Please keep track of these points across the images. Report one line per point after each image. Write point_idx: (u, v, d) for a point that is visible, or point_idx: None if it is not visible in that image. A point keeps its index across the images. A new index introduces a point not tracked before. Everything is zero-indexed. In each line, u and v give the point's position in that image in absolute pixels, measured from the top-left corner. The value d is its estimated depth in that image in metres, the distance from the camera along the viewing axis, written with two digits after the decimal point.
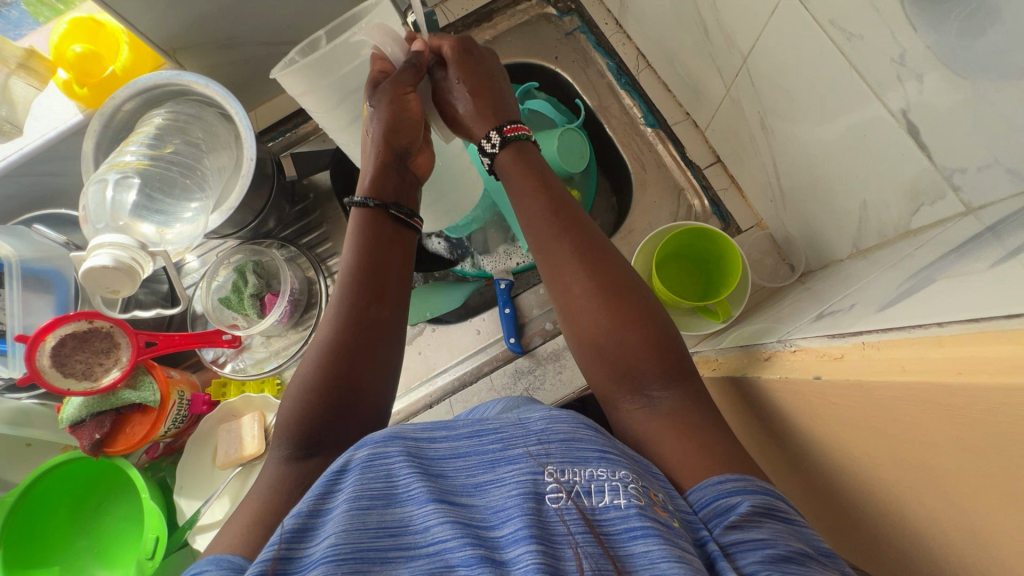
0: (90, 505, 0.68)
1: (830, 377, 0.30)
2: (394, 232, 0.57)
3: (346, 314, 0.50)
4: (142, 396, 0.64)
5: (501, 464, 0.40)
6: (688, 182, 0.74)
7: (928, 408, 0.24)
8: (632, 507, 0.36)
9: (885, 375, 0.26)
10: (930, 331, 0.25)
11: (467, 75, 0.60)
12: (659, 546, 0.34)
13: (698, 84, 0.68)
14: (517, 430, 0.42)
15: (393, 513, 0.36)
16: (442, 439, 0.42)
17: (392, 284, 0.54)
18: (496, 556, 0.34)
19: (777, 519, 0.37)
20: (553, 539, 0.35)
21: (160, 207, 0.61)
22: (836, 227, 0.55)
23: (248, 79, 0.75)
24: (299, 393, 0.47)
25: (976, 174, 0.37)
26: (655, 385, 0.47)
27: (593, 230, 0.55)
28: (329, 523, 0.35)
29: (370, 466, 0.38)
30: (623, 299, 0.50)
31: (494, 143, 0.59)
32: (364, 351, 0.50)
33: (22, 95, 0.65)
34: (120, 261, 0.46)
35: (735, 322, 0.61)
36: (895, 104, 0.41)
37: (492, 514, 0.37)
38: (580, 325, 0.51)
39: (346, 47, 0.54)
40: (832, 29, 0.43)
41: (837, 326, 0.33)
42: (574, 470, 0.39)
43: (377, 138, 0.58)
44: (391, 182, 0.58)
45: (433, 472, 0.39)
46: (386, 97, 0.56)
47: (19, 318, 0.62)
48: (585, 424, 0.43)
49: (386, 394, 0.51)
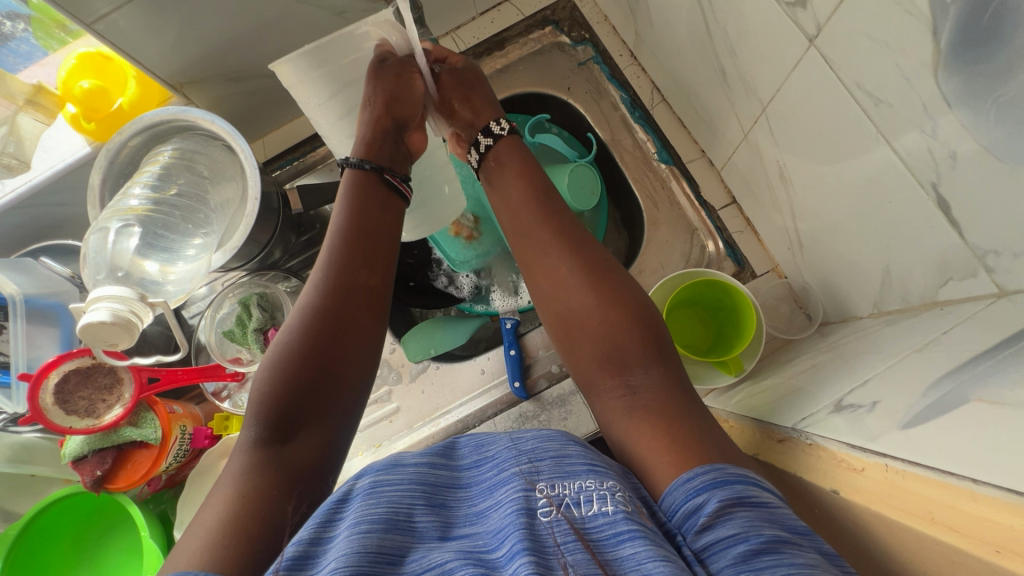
0: (89, 538, 0.67)
1: (851, 496, 0.29)
2: (386, 197, 0.56)
3: (333, 281, 0.50)
4: (143, 433, 0.63)
5: (497, 488, 0.40)
6: (702, 223, 0.72)
7: (968, 561, 0.22)
8: (619, 512, 0.36)
9: (912, 516, 0.25)
10: (965, 483, 0.23)
11: (474, 71, 0.63)
12: (646, 547, 0.33)
13: (715, 123, 0.65)
14: (511, 452, 0.43)
15: (393, 538, 0.35)
16: (440, 467, 0.43)
17: (380, 259, 0.53)
18: (494, 575, 0.33)
19: (749, 509, 0.34)
20: (545, 551, 0.34)
21: (165, 245, 0.61)
22: (857, 286, 0.52)
23: (255, 110, 0.74)
24: (274, 357, 0.46)
25: (1012, 260, 0.35)
26: (639, 371, 0.46)
27: (575, 223, 0.55)
28: (331, 550, 0.34)
29: (371, 493, 0.38)
30: (607, 277, 0.51)
31: (504, 127, 0.60)
32: (348, 326, 0.49)
33: (29, 130, 0.65)
34: (118, 316, 0.46)
35: (747, 377, 0.59)
36: (925, 176, 0.39)
37: (491, 538, 0.36)
38: (565, 301, 0.51)
39: (350, 39, 0.55)
40: (859, 93, 0.41)
41: (860, 433, 0.31)
42: (564, 484, 0.38)
43: (379, 105, 0.57)
44: (385, 149, 0.57)
45: (434, 502, 0.39)
46: (392, 74, 0.57)
47: (23, 354, 0.62)
48: (573, 441, 0.44)
49: (365, 377, 0.49)
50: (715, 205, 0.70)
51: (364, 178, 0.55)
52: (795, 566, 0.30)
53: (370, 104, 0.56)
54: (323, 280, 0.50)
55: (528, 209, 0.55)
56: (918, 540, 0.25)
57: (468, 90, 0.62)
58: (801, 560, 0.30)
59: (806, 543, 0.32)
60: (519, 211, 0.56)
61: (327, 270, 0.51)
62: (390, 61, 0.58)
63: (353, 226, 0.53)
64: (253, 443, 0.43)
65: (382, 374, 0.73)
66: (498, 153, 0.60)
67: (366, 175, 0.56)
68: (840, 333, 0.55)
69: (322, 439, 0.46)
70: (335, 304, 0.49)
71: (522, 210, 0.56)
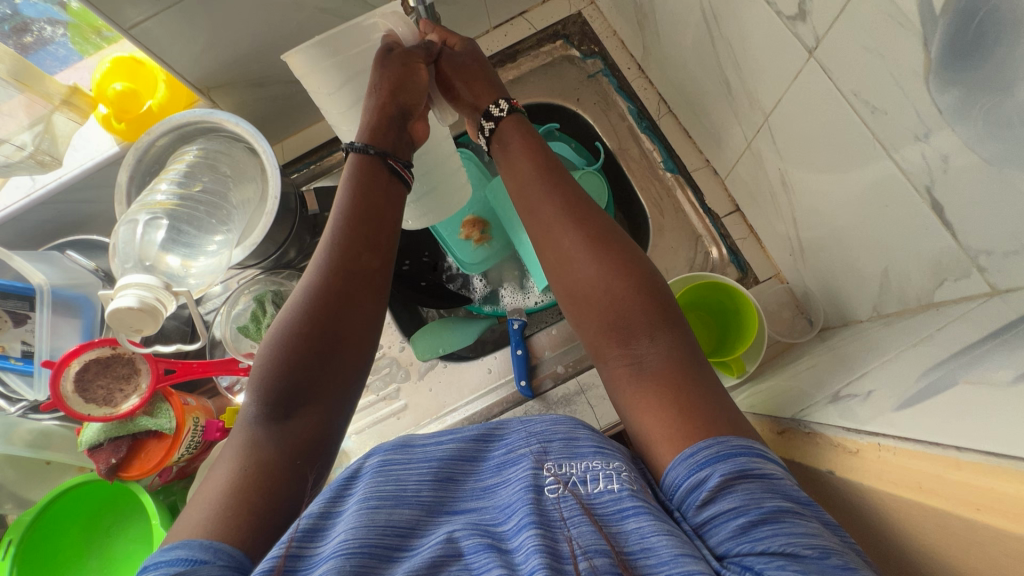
0: (100, 528, 0.68)
1: (848, 476, 0.30)
2: (388, 183, 0.56)
3: (339, 256, 0.50)
4: (158, 423, 0.65)
5: (506, 467, 0.42)
6: (706, 230, 0.74)
7: (956, 533, 0.24)
8: (625, 490, 0.37)
9: (899, 487, 0.26)
10: (949, 452, 0.24)
11: (475, 60, 0.64)
12: (649, 522, 0.34)
13: (719, 133, 0.68)
14: (522, 434, 0.44)
15: (402, 513, 0.37)
16: (448, 441, 0.44)
17: (385, 236, 0.54)
18: (500, 545, 0.35)
19: (748, 479, 0.35)
20: (551, 524, 0.35)
21: (184, 241, 0.64)
22: (856, 289, 0.54)
23: (276, 115, 0.77)
24: (281, 325, 0.47)
25: (1003, 259, 0.36)
26: (644, 339, 0.46)
27: (581, 193, 0.56)
28: (340, 523, 0.36)
29: (380, 471, 0.40)
30: (610, 248, 0.51)
31: (501, 108, 0.62)
32: (353, 301, 0.49)
33: (64, 130, 0.68)
34: (145, 302, 0.48)
35: (750, 378, 0.61)
36: (919, 179, 0.40)
37: (499, 513, 0.38)
38: (569, 275, 0.52)
39: (360, 29, 0.57)
40: (856, 101, 0.43)
41: (853, 419, 0.32)
42: (571, 464, 0.40)
43: (384, 92, 0.57)
44: (391, 136, 0.58)
45: (442, 477, 0.41)
46: (397, 63, 0.58)
47: (47, 343, 0.64)
48: (582, 425, 0.45)
49: (368, 347, 0.50)
50: (719, 212, 0.72)
51: (370, 163, 0.56)
52: (794, 536, 0.32)
53: (375, 92, 0.57)
54: (323, 257, 0.50)
55: (531, 171, 0.57)
56: (910, 513, 0.27)
57: (468, 76, 0.64)
58: (802, 529, 0.32)
59: (806, 512, 0.34)
60: (529, 188, 0.57)
61: (327, 253, 0.51)
62: (396, 52, 0.59)
63: (355, 208, 0.53)
64: (254, 421, 0.45)
65: (391, 372, 0.75)
66: (501, 134, 0.62)
67: (369, 159, 0.56)
68: (840, 336, 0.56)
69: (320, 412, 0.46)
70: (341, 277, 0.49)
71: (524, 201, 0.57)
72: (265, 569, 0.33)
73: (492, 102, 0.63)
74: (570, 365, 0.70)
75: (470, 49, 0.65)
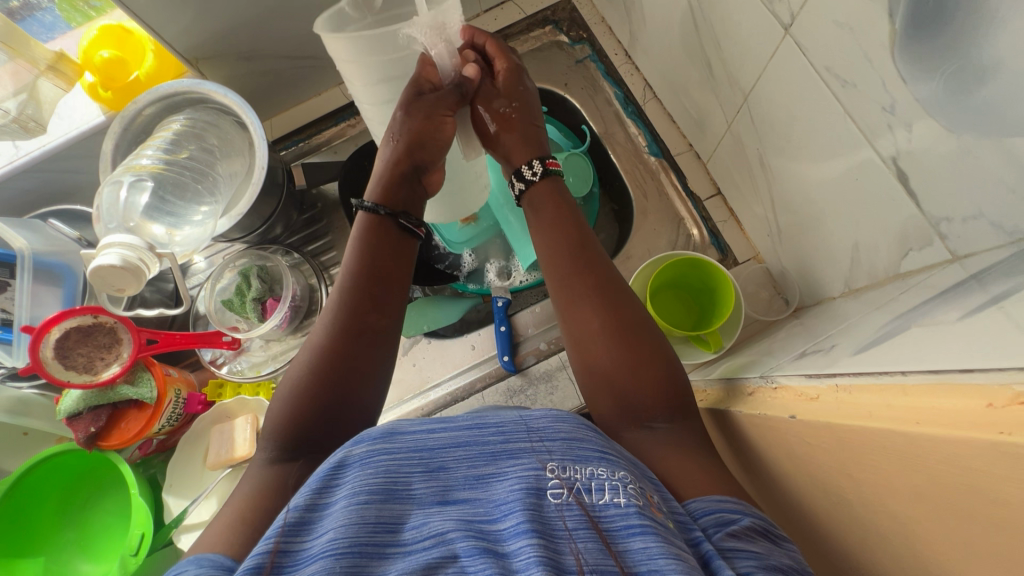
0: (77, 500, 0.68)
1: (806, 418, 0.30)
2: (400, 238, 0.57)
3: (344, 319, 0.50)
4: (139, 392, 0.65)
5: (501, 458, 0.38)
6: (688, 213, 0.75)
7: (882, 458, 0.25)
8: (632, 505, 0.34)
9: (849, 419, 0.26)
10: (896, 379, 0.25)
11: (512, 108, 0.61)
12: (656, 544, 0.32)
13: (702, 117, 0.69)
14: (520, 427, 0.40)
15: (392, 508, 0.34)
16: (440, 430, 0.39)
17: (395, 294, 0.54)
18: (496, 549, 0.32)
19: (772, 539, 0.35)
20: (553, 534, 0.33)
21: (169, 210, 0.63)
22: (830, 265, 0.55)
23: (266, 90, 0.77)
24: (289, 394, 0.48)
25: (962, 225, 0.38)
26: (659, 420, 0.45)
27: (593, 245, 0.55)
28: (328, 517, 0.33)
29: (368, 461, 0.36)
30: (629, 322, 0.49)
31: (534, 171, 0.58)
32: (357, 376, 0.49)
33: (49, 95, 0.67)
34: (128, 261, 0.48)
35: (726, 353, 0.62)
36: (886, 150, 0.42)
37: (494, 508, 0.35)
38: (584, 348, 0.50)
39: (394, 38, 0.53)
40: (828, 76, 0.44)
41: (814, 369, 0.33)
42: (576, 468, 0.37)
43: (401, 147, 0.57)
44: (402, 192, 0.58)
45: (433, 466, 0.37)
46: (421, 114, 0.56)
47: (27, 309, 0.63)
48: (586, 424, 0.42)
49: (376, 404, 0.50)
50: (701, 195, 0.74)
51: (380, 223, 0.56)
52: None
53: (393, 144, 0.57)
54: (332, 321, 0.50)
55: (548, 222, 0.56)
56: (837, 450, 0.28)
57: (504, 121, 0.60)
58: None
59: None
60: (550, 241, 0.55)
61: (335, 314, 0.51)
62: (426, 97, 0.57)
63: (363, 266, 0.53)
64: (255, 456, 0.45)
65: None
66: (532, 198, 0.59)
67: (381, 219, 0.56)
68: (813, 313, 0.58)
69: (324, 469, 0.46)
70: (344, 342, 0.49)
71: (549, 270, 0.55)
72: (250, 569, 0.30)
73: (525, 160, 0.59)
74: (552, 342, 0.71)
75: (509, 92, 0.61)
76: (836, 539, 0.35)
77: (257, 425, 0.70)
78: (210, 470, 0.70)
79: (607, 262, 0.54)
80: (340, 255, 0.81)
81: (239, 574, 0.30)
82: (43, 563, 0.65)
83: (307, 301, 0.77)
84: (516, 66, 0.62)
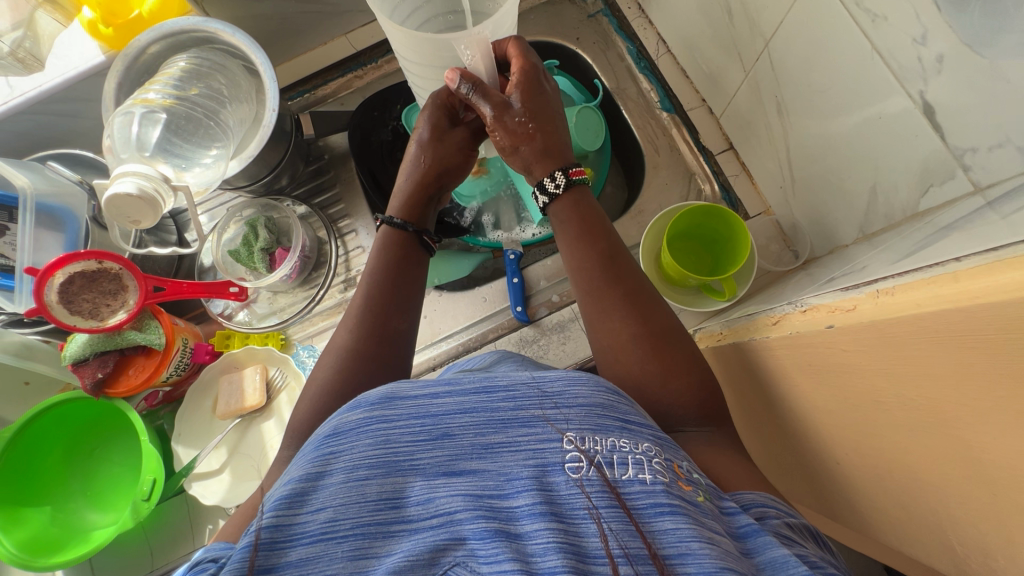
0: (84, 450, 0.68)
1: (843, 323, 0.32)
2: (417, 254, 0.57)
3: (368, 326, 0.51)
4: (148, 338, 0.63)
5: (512, 426, 0.35)
6: (700, 167, 0.76)
7: (925, 350, 0.26)
8: (658, 483, 0.33)
9: (899, 312, 0.27)
10: (949, 268, 0.25)
11: (529, 118, 0.54)
12: (687, 525, 0.31)
13: (716, 71, 0.69)
14: (532, 391, 0.37)
15: (392, 482, 0.32)
16: (444, 395, 0.36)
17: (413, 300, 0.54)
18: (509, 529, 0.31)
19: (814, 538, 0.35)
20: (570, 514, 0.32)
21: (178, 152, 0.61)
22: (845, 212, 0.56)
23: (272, 35, 0.75)
24: (321, 387, 0.47)
25: (987, 154, 0.39)
26: (692, 424, 0.45)
27: (612, 239, 0.54)
28: (327, 490, 0.31)
29: (366, 431, 0.33)
30: (658, 333, 0.48)
31: (558, 184, 0.54)
32: (384, 348, 0.50)
33: (47, 30, 0.65)
34: (143, 191, 0.48)
35: (737, 303, 0.63)
36: (916, 90, 0.42)
37: (505, 483, 0.33)
38: (613, 356, 0.49)
39: (440, 43, 0.51)
40: (857, 11, 0.44)
41: (851, 287, 0.34)
42: (596, 439, 0.35)
43: (426, 172, 0.58)
44: (428, 212, 0.59)
45: (436, 434, 0.34)
46: (449, 145, 0.59)
47: (29, 254, 0.61)
48: (606, 386, 0.39)
49: (402, 354, 0.51)
50: (713, 150, 0.74)
51: (405, 241, 0.56)
52: None
53: (416, 168, 0.58)
54: (358, 324, 0.51)
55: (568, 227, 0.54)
56: (877, 357, 0.29)
57: (518, 134, 0.54)
58: None
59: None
60: (571, 242, 0.54)
61: (358, 318, 0.51)
62: (454, 127, 0.60)
63: (384, 272, 0.54)
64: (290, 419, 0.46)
65: None
66: (554, 214, 0.56)
67: (406, 237, 0.56)
68: (825, 262, 0.59)
69: None
70: (369, 347, 0.50)
71: (577, 278, 0.53)
72: (246, 548, 0.29)
73: (548, 173, 0.55)
74: (564, 295, 0.71)
75: (526, 100, 0.54)
76: (852, 459, 0.36)
77: (266, 374, 0.70)
78: (220, 420, 0.70)
79: (628, 259, 0.53)
80: (348, 208, 0.80)
81: (237, 552, 0.29)
82: (49, 512, 0.63)
83: (316, 253, 0.76)
84: (533, 67, 0.55)
